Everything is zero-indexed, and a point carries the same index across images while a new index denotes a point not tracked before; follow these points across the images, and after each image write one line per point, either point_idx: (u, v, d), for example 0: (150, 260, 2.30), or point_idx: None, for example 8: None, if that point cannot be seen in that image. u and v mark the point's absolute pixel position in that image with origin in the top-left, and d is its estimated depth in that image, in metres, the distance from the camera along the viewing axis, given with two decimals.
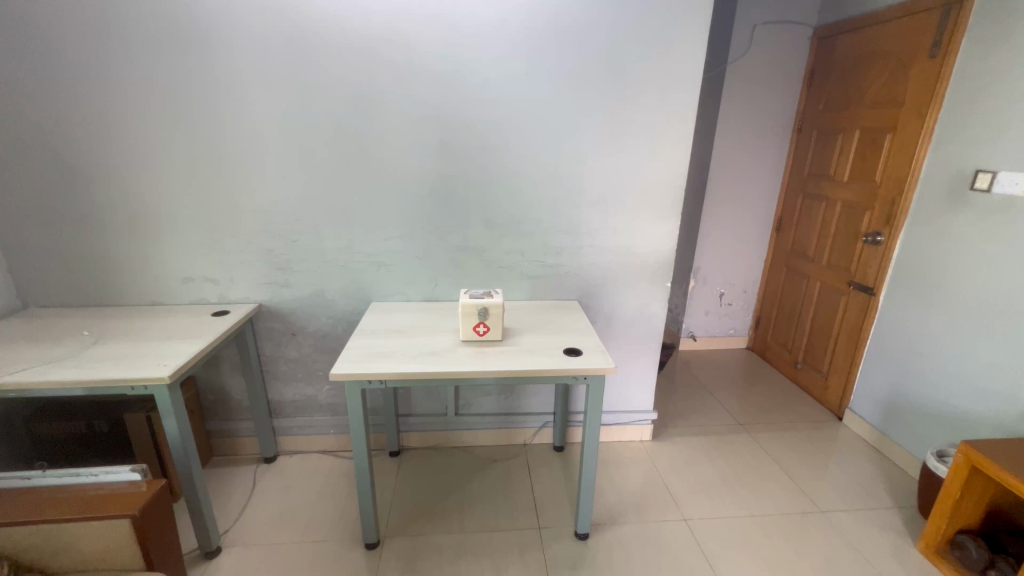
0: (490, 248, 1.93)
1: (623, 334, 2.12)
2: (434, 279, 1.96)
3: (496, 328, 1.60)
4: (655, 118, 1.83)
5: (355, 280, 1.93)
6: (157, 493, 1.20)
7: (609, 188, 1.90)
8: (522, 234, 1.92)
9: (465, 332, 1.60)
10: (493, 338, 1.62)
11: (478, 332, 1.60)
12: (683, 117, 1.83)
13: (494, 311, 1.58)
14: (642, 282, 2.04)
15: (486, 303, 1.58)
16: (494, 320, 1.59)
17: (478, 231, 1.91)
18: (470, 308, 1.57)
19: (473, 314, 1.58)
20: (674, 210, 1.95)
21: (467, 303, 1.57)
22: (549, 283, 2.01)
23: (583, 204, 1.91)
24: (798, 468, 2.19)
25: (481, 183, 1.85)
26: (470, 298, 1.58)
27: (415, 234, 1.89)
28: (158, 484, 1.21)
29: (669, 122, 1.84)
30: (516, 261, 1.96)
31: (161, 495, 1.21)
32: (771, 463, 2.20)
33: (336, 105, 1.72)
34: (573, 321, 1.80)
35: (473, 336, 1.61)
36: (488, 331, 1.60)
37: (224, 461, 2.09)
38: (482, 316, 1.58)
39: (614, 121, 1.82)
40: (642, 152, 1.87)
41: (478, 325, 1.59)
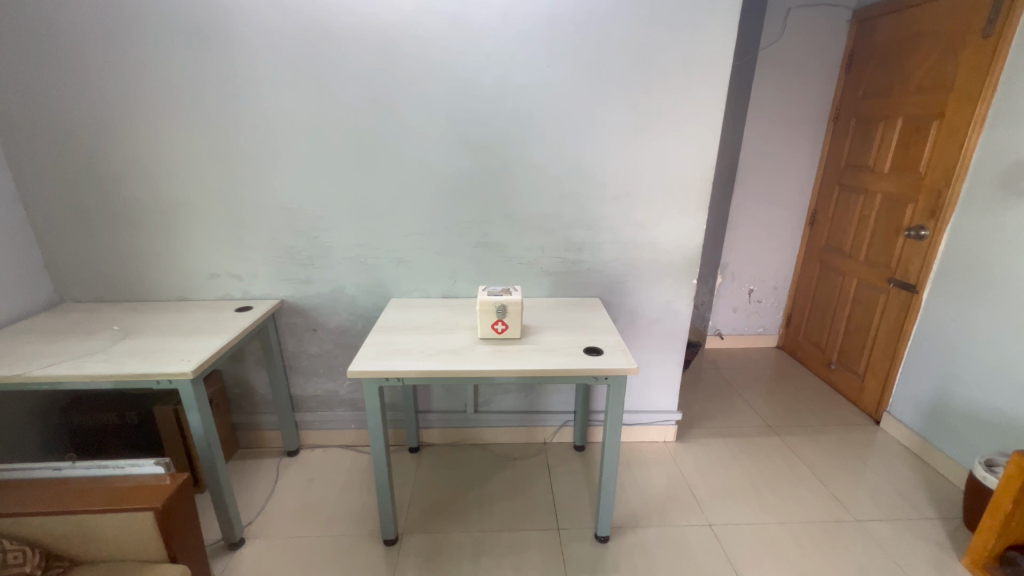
0: (509, 243, 1.90)
1: (646, 332, 2.07)
2: (453, 276, 1.94)
3: (515, 326, 1.57)
4: (679, 108, 1.75)
5: (375, 276, 1.93)
6: (181, 486, 1.22)
7: (632, 182, 1.84)
8: (542, 229, 1.88)
9: (483, 329, 1.58)
10: (511, 335, 1.59)
11: (496, 330, 1.58)
12: (712, 105, 1.75)
13: (513, 308, 1.55)
14: (667, 278, 1.97)
15: (505, 300, 1.55)
16: (513, 318, 1.56)
17: (497, 227, 1.88)
18: (489, 305, 1.55)
19: (492, 311, 1.55)
20: (700, 203, 1.87)
21: (485, 300, 1.54)
22: (569, 280, 1.96)
23: (604, 199, 1.85)
24: (831, 474, 2.10)
25: (500, 178, 1.82)
26: (488, 295, 1.55)
27: (434, 230, 1.87)
28: (182, 477, 1.23)
29: (697, 111, 1.76)
30: (536, 257, 1.92)
31: (184, 488, 1.23)
32: (801, 468, 2.11)
33: (355, 100, 1.71)
34: (594, 319, 1.76)
35: (491, 334, 1.59)
36: (507, 328, 1.58)
37: (248, 453, 2.13)
38: (501, 313, 1.55)
39: (638, 111, 1.75)
40: (668, 143, 1.80)
41: (496, 323, 1.57)
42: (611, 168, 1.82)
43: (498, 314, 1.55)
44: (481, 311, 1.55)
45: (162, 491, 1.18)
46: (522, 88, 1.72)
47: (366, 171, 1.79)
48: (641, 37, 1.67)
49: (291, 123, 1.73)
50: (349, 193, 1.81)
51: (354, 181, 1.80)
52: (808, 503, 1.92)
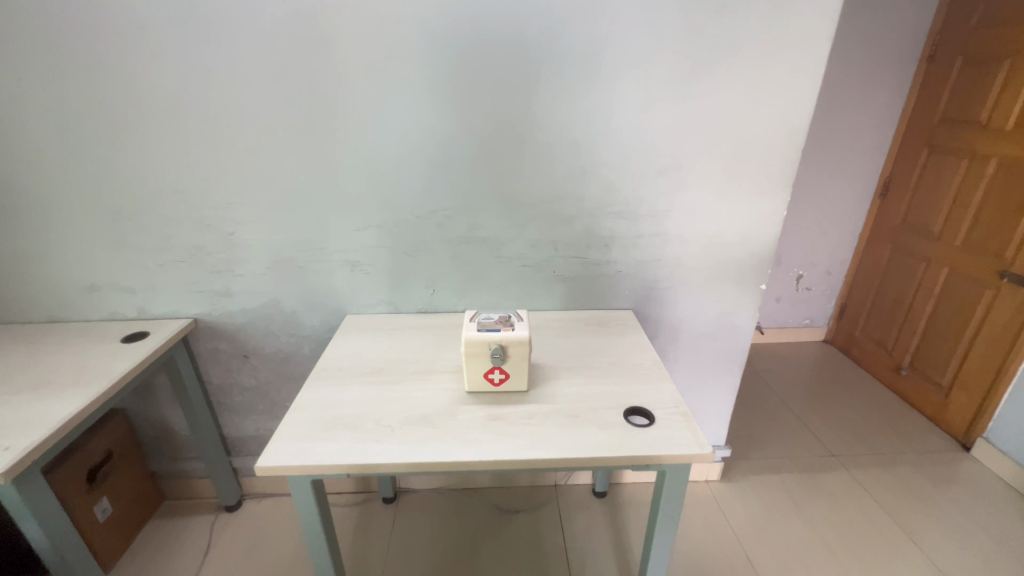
0: (509, 239, 1.34)
1: (693, 353, 1.54)
2: (430, 284, 1.40)
3: (521, 375, 1.05)
4: (765, 32, 1.15)
5: (321, 285, 1.38)
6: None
7: (689, 148, 1.26)
8: (555, 219, 1.32)
9: (472, 381, 1.05)
10: (515, 388, 1.06)
11: (492, 381, 1.05)
12: (817, 29, 1.15)
13: (518, 351, 1.02)
14: (725, 283, 1.43)
15: (505, 339, 1.02)
16: (518, 365, 1.04)
17: (490, 216, 1.31)
18: (480, 347, 1.02)
19: (484, 356, 1.02)
20: (781, 178, 1.30)
21: (474, 341, 1.02)
22: (592, 287, 1.42)
23: (644, 174, 1.28)
24: (923, 530, 1.65)
25: (493, 146, 1.23)
26: (478, 332, 1.02)
27: (400, 221, 1.31)
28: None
29: (793, 36, 1.15)
30: (546, 258, 1.37)
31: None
32: (885, 524, 1.67)
33: (267, 23, 1.10)
34: (633, 350, 1.23)
35: (485, 386, 1.06)
36: (507, 379, 1.05)
37: (176, 508, 1.66)
38: (498, 358, 1.02)
39: (705, 40, 1.15)
40: (745, 89, 1.20)
41: (491, 371, 1.04)
42: (658, 128, 1.23)
43: (494, 359, 1.02)
44: (468, 357, 1.03)
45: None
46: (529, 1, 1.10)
47: (295, 137, 1.21)
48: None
49: (172, 62, 1.13)
50: (273, 169, 1.24)
51: (279, 151, 1.22)
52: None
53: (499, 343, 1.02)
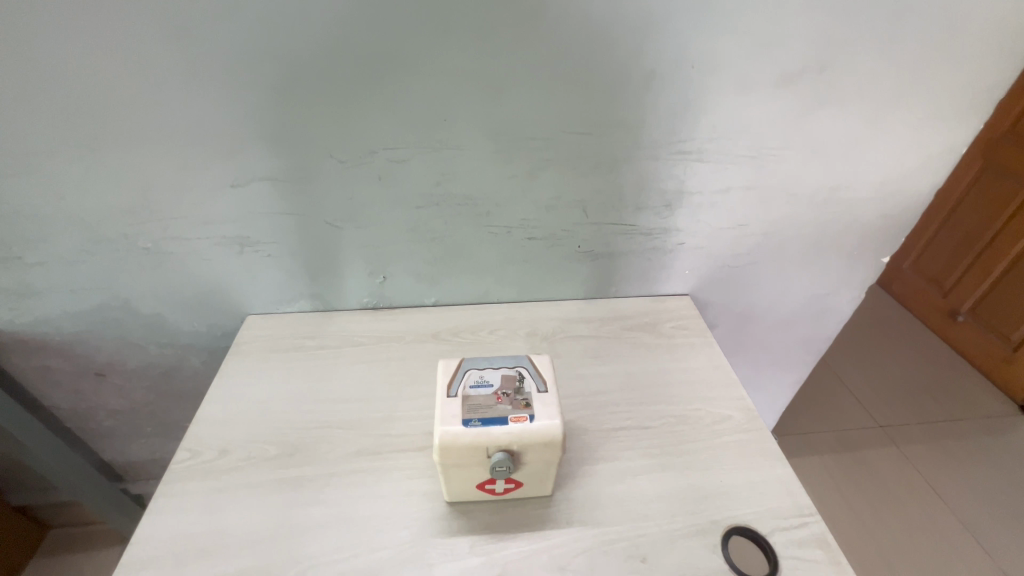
0: (508, 199, 0.78)
1: (760, 344, 1.10)
2: (378, 271, 0.85)
3: (546, 482, 0.60)
4: None
5: (193, 276, 0.82)
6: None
7: (854, 27, 0.66)
8: (588, 164, 0.75)
9: (457, 493, 0.60)
10: (532, 495, 0.62)
11: (491, 492, 0.59)
12: None
13: (542, 456, 0.55)
14: (833, 257, 0.94)
15: (518, 439, 0.54)
16: (539, 472, 0.57)
17: (476, 160, 0.73)
18: (469, 453, 0.54)
19: (480, 465, 0.55)
20: (983, 90, 0.75)
21: (459, 444, 0.54)
22: (637, 268, 0.91)
23: (756, 84, 0.70)
24: (993, 529, 1.34)
25: (480, 22, 0.62)
26: (468, 429, 0.54)
27: (313, 170, 0.72)
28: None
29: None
30: (570, 227, 0.83)
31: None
32: (948, 523, 1.36)
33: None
34: (710, 391, 0.77)
35: (479, 496, 0.61)
36: (519, 488, 0.60)
37: (66, 538, 1.27)
38: (505, 470, 0.55)
39: None
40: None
41: (491, 482, 0.58)
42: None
43: (496, 472, 0.55)
44: (447, 467, 0.55)
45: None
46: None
47: None
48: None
49: None
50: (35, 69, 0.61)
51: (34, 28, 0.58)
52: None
53: (505, 447, 0.54)
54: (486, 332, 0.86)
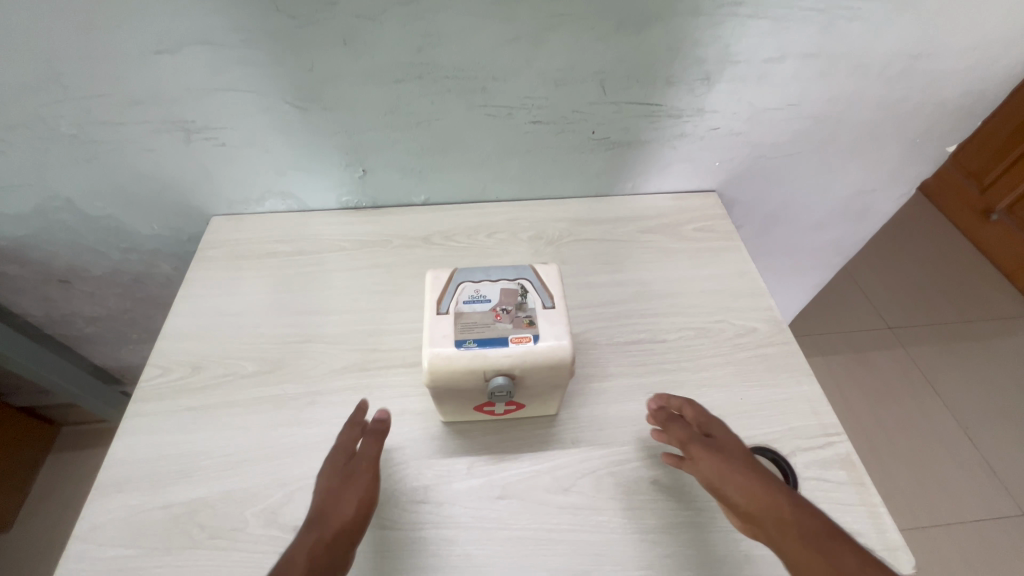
0: (507, 70, 0.63)
1: (788, 246, 1.00)
2: (355, 164, 0.72)
3: (551, 403, 0.55)
4: None
5: (139, 171, 0.70)
6: (347, 567, 0.44)
7: None
8: (611, 21, 0.59)
9: (452, 413, 0.55)
10: (534, 415, 0.57)
11: (491, 411, 0.55)
12: None
13: (547, 380, 0.50)
14: (891, 145, 0.80)
15: (521, 361, 0.48)
16: (542, 395, 0.52)
17: (466, 16, 0.57)
18: (464, 377, 0.48)
19: (477, 389, 0.50)
20: None
21: (451, 367, 0.48)
22: (660, 160, 0.77)
23: None
24: (985, 426, 1.38)
25: None
26: (462, 350, 0.47)
27: (258, 30, 0.56)
28: (367, 486, 0.48)
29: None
30: (583, 108, 0.68)
31: (340, 553, 0.43)
32: (942, 419, 1.39)
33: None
34: (733, 300, 0.69)
35: (476, 416, 0.56)
36: (519, 409, 0.55)
37: (77, 436, 1.30)
38: (505, 395, 0.50)
39: None
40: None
41: (489, 405, 0.53)
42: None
43: (495, 397, 0.50)
44: (438, 391, 0.50)
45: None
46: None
47: None
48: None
49: None
50: None
51: None
52: (954, 489, 1.27)
53: (505, 370, 0.48)
54: (483, 236, 0.76)
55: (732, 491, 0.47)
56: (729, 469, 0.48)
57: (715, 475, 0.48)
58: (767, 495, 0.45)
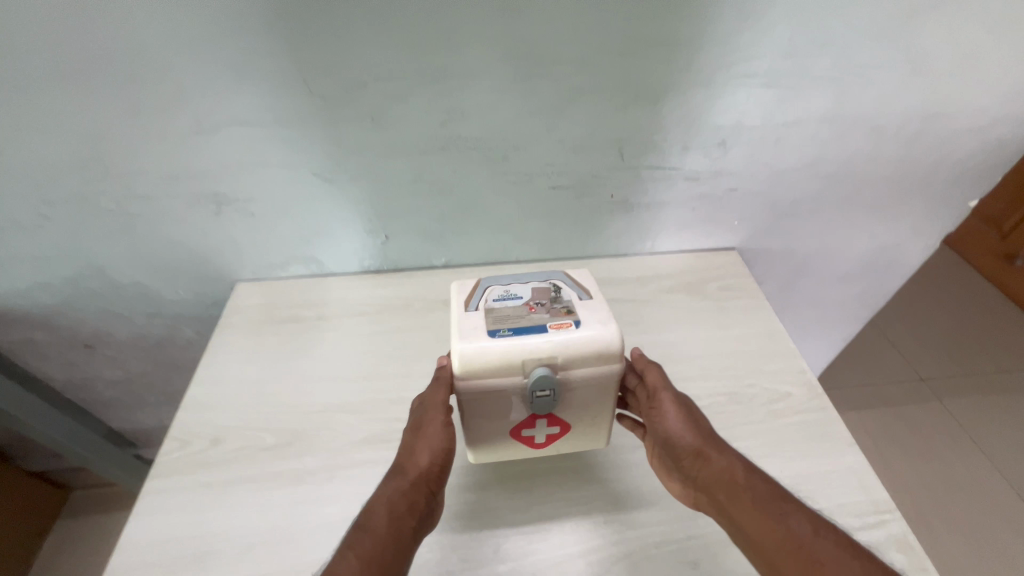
0: (528, 140, 0.65)
1: (813, 300, 0.98)
2: (378, 230, 0.74)
3: (603, 420, 0.54)
4: None
5: (170, 240, 0.72)
6: (432, 505, 0.48)
7: None
8: (628, 94, 0.61)
9: (494, 450, 0.54)
10: (588, 445, 0.56)
11: (529, 442, 0.54)
12: None
13: (593, 377, 0.49)
14: (912, 200, 0.80)
15: (560, 354, 0.47)
16: (588, 406, 0.52)
17: (489, 93, 0.59)
18: (503, 372, 0.47)
19: (513, 396, 0.49)
20: None
21: (478, 369, 0.47)
22: (679, 220, 0.78)
23: None
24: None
25: None
26: (486, 344, 0.47)
27: (292, 111, 0.59)
28: (441, 432, 0.49)
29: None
30: (602, 173, 0.69)
31: (418, 501, 0.46)
32: (992, 484, 1.29)
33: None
34: (765, 363, 0.67)
35: (527, 452, 0.55)
36: (566, 433, 0.54)
37: (87, 501, 1.27)
38: (547, 398, 0.48)
39: None
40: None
41: (529, 425, 0.52)
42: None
43: (538, 405, 0.49)
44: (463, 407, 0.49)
45: (382, 544, 0.43)
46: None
47: None
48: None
49: None
50: None
51: None
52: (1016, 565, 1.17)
53: (547, 360, 0.47)
54: None
55: (683, 441, 0.49)
56: (684, 420, 0.50)
57: (667, 425, 0.50)
58: (720, 454, 0.48)
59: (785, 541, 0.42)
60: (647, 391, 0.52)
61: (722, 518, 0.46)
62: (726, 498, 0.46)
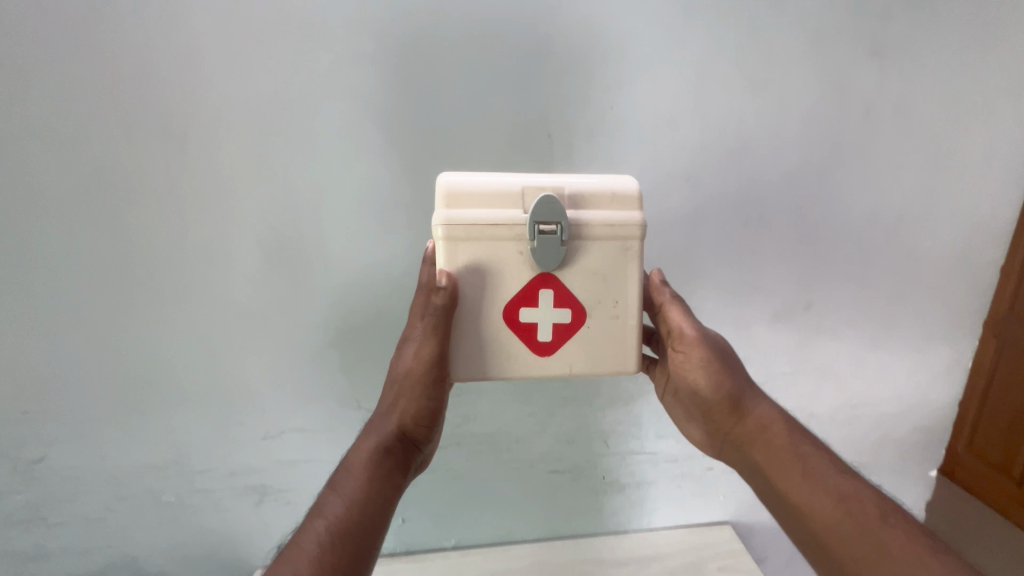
0: (528, 434, 0.80)
1: None
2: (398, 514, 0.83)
3: (611, 348, 0.54)
4: (937, 116, 0.72)
5: (210, 528, 0.80)
6: (413, 448, 0.58)
7: (830, 282, 0.77)
8: (604, 399, 0.80)
9: (497, 348, 0.53)
10: (604, 365, 0.55)
11: (533, 309, 0.53)
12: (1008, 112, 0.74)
13: (600, 258, 0.53)
14: (871, 473, 0.90)
15: (568, 191, 0.52)
16: (602, 284, 0.53)
17: (498, 402, 0.78)
18: (499, 195, 0.51)
19: (518, 245, 0.51)
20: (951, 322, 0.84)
21: (478, 208, 0.50)
22: (665, 495, 0.87)
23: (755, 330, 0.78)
24: None
25: None
26: (483, 178, 0.51)
27: (346, 421, 0.77)
28: (417, 388, 0.55)
29: (998, 87, 0.73)
30: (591, 458, 0.83)
31: (393, 461, 0.56)
32: None
33: (92, 93, 0.62)
34: None
35: (535, 362, 0.54)
36: (579, 325, 0.54)
37: None
38: (554, 235, 0.51)
39: (849, 127, 0.71)
40: (929, 171, 0.75)
41: (534, 298, 0.53)
42: (789, 241, 0.74)
43: (545, 245, 0.51)
44: (460, 247, 0.51)
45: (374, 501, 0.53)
46: (569, 35, 0.64)
47: (162, 304, 0.70)
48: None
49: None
50: (127, 352, 0.72)
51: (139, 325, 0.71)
52: None
53: (550, 189, 0.51)
54: None
55: (709, 396, 0.56)
56: (715, 376, 0.56)
57: (695, 381, 0.57)
58: (762, 421, 0.54)
59: (802, 481, 0.50)
60: (673, 341, 0.57)
61: (743, 461, 0.55)
62: (745, 444, 0.55)
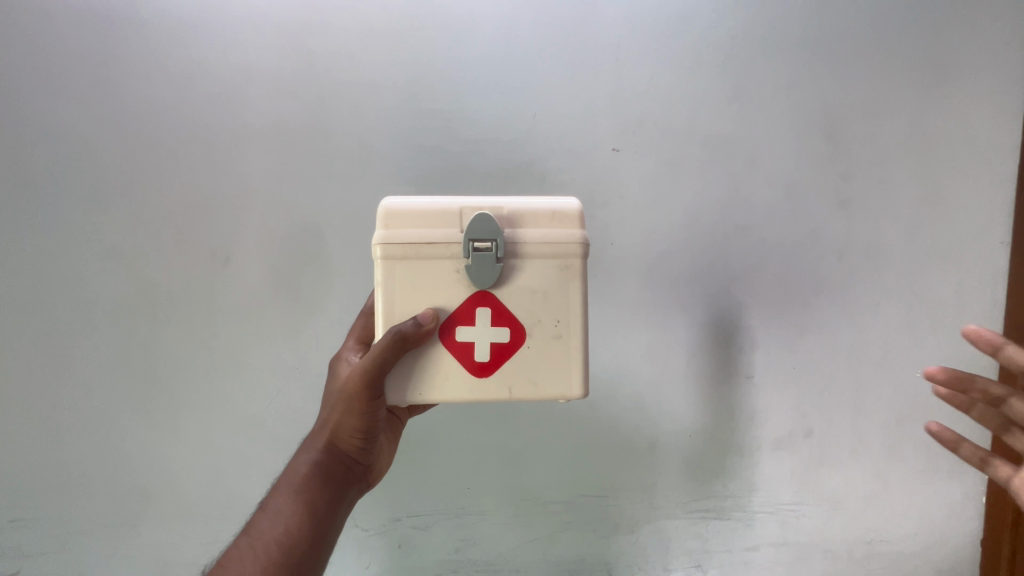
0: (527, 562, 0.76)
1: None
2: None
3: (554, 371, 0.47)
4: (908, 258, 0.80)
5: None
6: (350, 456, 0.54)
7: (827, 409, 0.79)
8: (607, 525, 0.77)
9: (427, 371, 0.46)
10: (547, 390, 0.47)
11: (467, 330, 0.46)
12: (975, 256, 0.81)
13: (540, 277, 0.47)
14: None
15: (507, 209, 0.47)
16: (545, 299, 0.47)
17: (495, 525, 0.76)
18: (433, 212, 0.46)
19: (454, 264, 0.47)
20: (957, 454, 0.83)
21: (413, 228, 0.46)
22: None
23: (757, 455, 0.78)
24: None
25: (503, 419, 0.75)
26: (422, 198, 0.47)
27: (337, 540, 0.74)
28: (349, 413, 0.51)
29: (958, 235, 0.81)
30: None
31: (323, 476, 0.53)
32: None
33: (152, 223, 0.72)
34: None
35: (471, 386, 0.47)
36: (518, 345, 0.47)
37: None
38: (490, 252, 0.46)
39: (829, 266, 0.78)
40: (907, 307, 0.80)
41: (470, 317, 0.47)
42: (782, 367, 0.77)
43: (479, 264, 0.46)
44: (396, 267, 0.46)
45: (299, 518, 0.51)
46: (570, 185, 0.73)
47: (174, 412, 0.73)
48: (826, 62, 0.76)
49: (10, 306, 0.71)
50: (132, 460, 0.73)
51: (149, 432, 0.73)
52: None
53: (488, 210, 0.47)
54: None
55: None
56: None
57: None
58: None
59: None
60: None
61: None
62: None
